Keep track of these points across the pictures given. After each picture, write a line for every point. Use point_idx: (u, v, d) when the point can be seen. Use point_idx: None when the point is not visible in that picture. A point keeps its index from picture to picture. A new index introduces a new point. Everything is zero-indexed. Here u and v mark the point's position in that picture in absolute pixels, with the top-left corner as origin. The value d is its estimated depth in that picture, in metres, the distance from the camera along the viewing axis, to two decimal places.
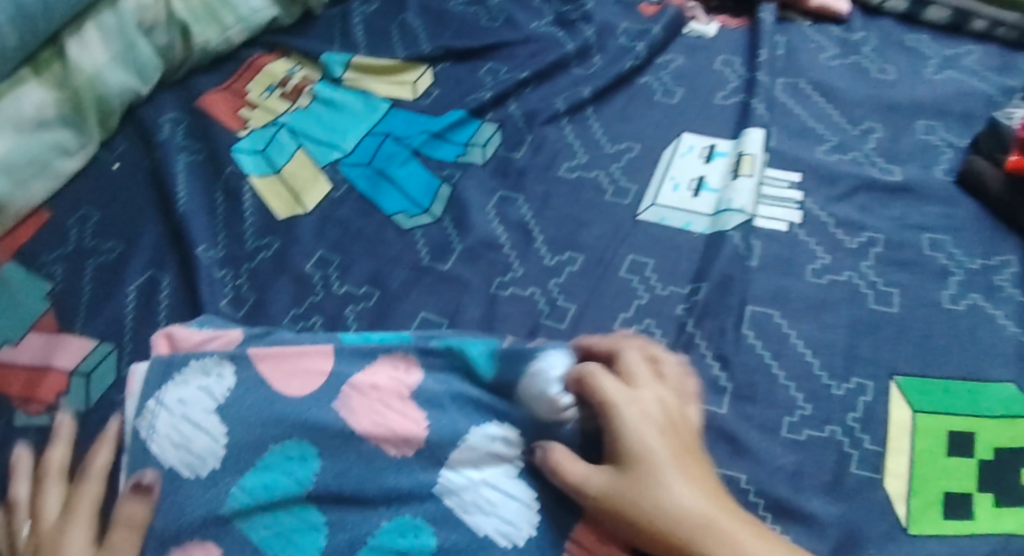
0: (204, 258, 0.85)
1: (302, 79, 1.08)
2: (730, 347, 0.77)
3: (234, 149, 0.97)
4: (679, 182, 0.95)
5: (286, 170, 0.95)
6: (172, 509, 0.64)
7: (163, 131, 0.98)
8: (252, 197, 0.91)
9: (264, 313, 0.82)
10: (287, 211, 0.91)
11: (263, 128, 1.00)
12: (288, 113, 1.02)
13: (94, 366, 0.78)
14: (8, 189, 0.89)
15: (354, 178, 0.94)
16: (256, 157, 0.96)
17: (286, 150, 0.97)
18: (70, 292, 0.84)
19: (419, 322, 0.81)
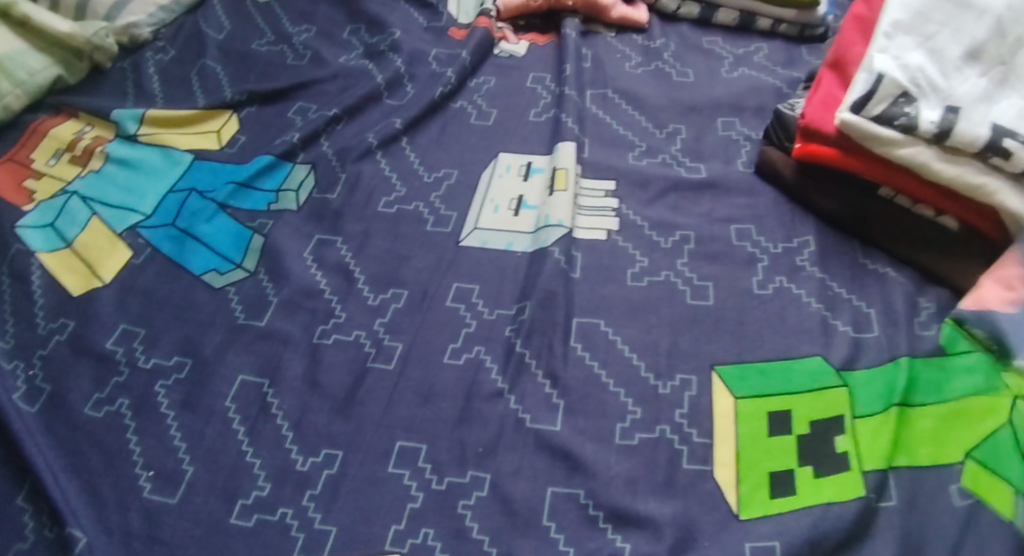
0: None
1: (92, 140, 1.01)
2: (558, 362, 0.77)
3: (19, 226, 0.89)
4: (498, 203, 0.94)
5: (80, 241, 0.89)
6: None
7: None
8: (41, 275, 0.85)
9: (63, 404, 0.76)
10: (81, 285, 0.85)
11: (51, 199, 0.93)
12: (79, 179, 0.96)
13: None
14: None
15: (157, 241, 0.89)
16: (44, 231, 0.90)
17: (77, 220, 0.90)
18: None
19: (239, 386, 0.77)
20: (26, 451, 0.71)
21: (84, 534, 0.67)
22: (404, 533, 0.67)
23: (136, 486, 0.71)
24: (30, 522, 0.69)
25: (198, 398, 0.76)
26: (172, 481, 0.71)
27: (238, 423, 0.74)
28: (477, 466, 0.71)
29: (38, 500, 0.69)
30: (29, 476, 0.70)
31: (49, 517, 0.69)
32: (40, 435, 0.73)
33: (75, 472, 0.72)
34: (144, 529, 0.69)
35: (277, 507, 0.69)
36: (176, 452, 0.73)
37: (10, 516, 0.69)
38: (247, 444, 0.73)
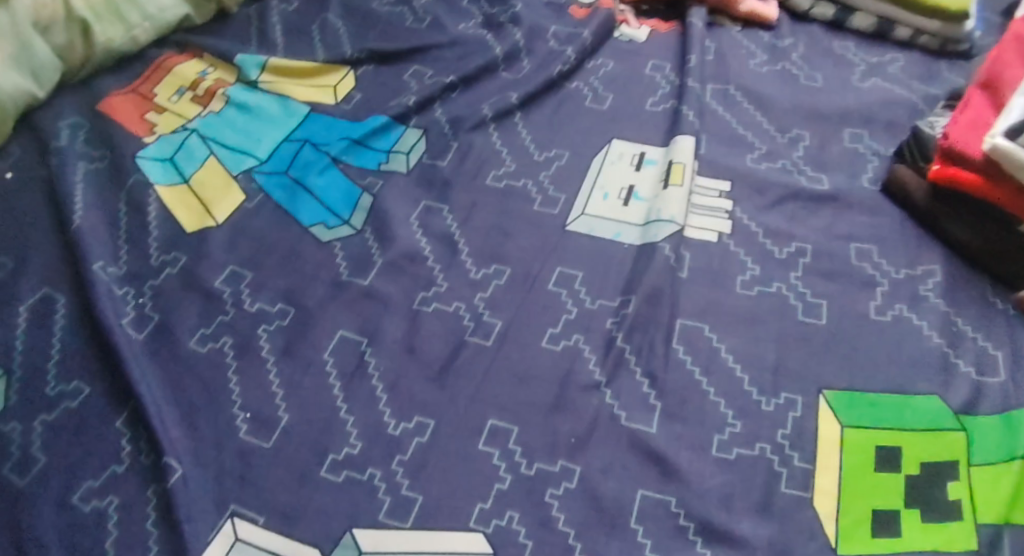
0: (103, 276, 0.79)
1: (215, 81, 1.02)
2: (658, 363, 0.75)
3: (138, 156, 0.91)
4: (608, 191, 0.92)
5: (196, 180, 0.90)
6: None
7: (62, 138, 0.91)
8: (157, 208, 0.87)
9: (169, 336, 0.77)
10: (194, 223, 0.86)
11: (171, 135, 0.94)
12: (200, 118, 0.97)
13: None
14: None
15: (270, 188, 0.89)
16: (162, 165, 0.91)
17: (195, 159, 0.92)
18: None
19: (337, 341, 0.77)
20: (132, 378, 0.72)
21: (181, 466, 0.68)
22: (490, 513, 0.67)
23: (232, 426, 0.72)
24: (129, 447, 0.70)
25: (297, 348, 0.77)
26: (268, 427, 0.72)
27: (335, 378, 0.75)
28: (568, 457, 0.70)
29: (137, 427, 0.71)
30: (130, 402, 0.72)
31: (147, 445, 0.70)
32: (146, 363, 0.74)
33: (176, 404, 0.73)
34: (237, 469, 0.69)
35: (367, 468, 0.69)
36: (273, 398, 0.73)
37: (109, 438, 0.71)
38: (342, 400, 0.73)
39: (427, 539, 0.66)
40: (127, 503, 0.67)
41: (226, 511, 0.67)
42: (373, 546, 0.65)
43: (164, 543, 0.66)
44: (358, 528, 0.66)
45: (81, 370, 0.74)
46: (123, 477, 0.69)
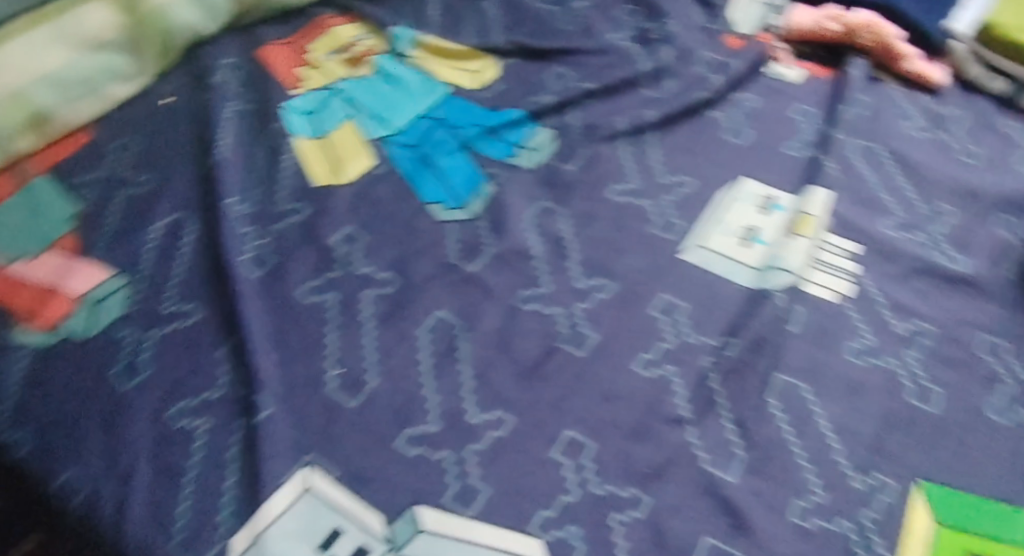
0: (233, 211, 0.83)
1: (367, 48, 1.04)
2: (748, 414, 0.74)
3: (282, 104, 0.95)
4: (728, 228, 0.90)
5: (332, 139, 0.93)
6: (159, 485, 0.67)
7: (220, 75, 0.96)
8: (291, 158, 0.90)
9: (280, 280, 0.80)
10: (322, 179, 0.89)
11: (317, 91, 0.98)
12: (346, 80, 1.00)
13: (104, 296, 0.77)
14: (58, 102, 0.89)
15: (398, 159, 0.91)
16: (302, 118, 0.94)
17: (335, 118, 0.95)
18: (94, 218, 0.83)
19: (434, 321, 0.78)
20: (239, 313, 0.75)
21: (268, 406, 0.70)
22: (553, 523, 0.66)
23: (322, 380, 0.74)
24: (223, 376, 0.73)
25: (396, 319, 0.78)
26: (353, 388, 0.73)
27: (425, 355, 0.76)
28: (640, 486, 0.69)
29: (234, 360, 0.74)
30: (235, 335, 0.75)
31: (241, 379, 0.73)
32: (254, 300, 0.77)
33: (274, 345, 0.75)
34: (317, 421, 0.71)
35: (440, 449, 0.70)
36: (364, 361, 0.75)
37: (208, 364, 0.74)
38: (428, 379, 0.74)
39: (488, 533, 0.66)
40: (213, 429, 0.70)
41: (304, 458, 0.69)
42: (437, 527, 0.65)
43: (238, 475, 0.68)
44: (422, 505, 0.67)
45: (196, 295, 0.78)
46: (215, 404, 0.71)
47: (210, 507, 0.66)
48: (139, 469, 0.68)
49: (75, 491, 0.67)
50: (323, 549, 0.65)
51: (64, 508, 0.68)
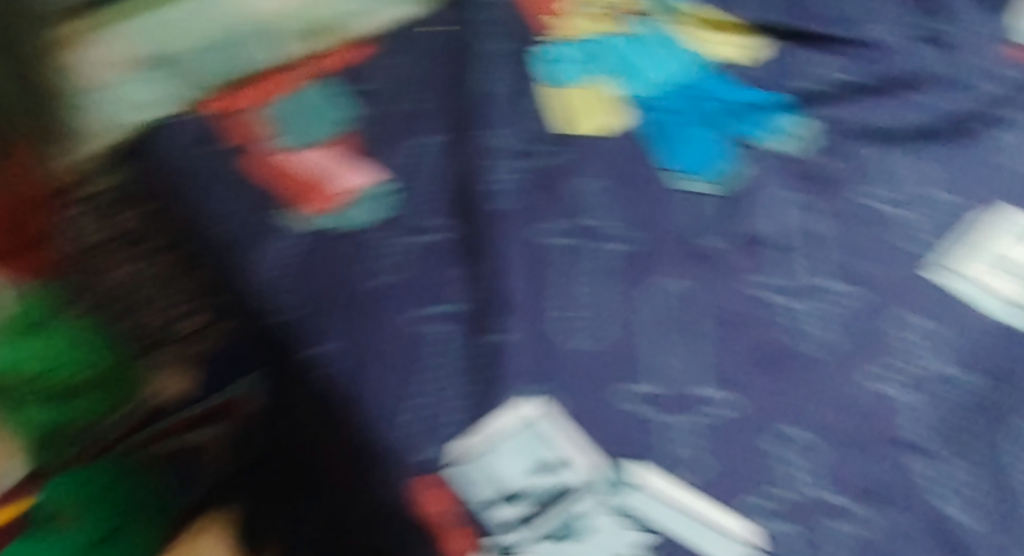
0: (493, 145, 0.90)
1: (624, 6, 1.10)
2: (988, 458, 0.70)
3: (533, 49, 1.03)
4: (984, 255, 0.81)
5: (575, 92, 0.97)
6: (398, 382, 0.74)
7: (482, 18, 1.05)
8: (531, 102, 0.95)
9: (526, 218, 0.84)
10: (556, 125, 0.93)
11: (569, 45, 1.04)
12: (608, 42, 1.04)
13: (378, 198, 0.87)
14: (343, 15, 1.09)
15: (639, 122, 0.93)
16: (549, 66, 1.01)
17: (580, 74, 1.00)
18: (363, 125, 0.95)
19: (666, 288, 0.78)
20: (487, 243, 0.80)
21: (505, 334, 0.75)
22: (773, 513, 0.68)
23: (562, 319, 0.76)
24: (460, 292, 0.78)
25: (631, 277, 0.79)
26: (577, 332, 0.75)
27: (652, 318, 0.76)
28: (862, 501, 0.68)
29: (476, 281, 0.78)
30: (479, 260, 0.80)
31: (481, 300, 0.77)
32: (502, 231, 0.82)
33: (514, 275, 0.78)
34: (543, 356, 0.74)
35: (663, 413, 0.71)
36: (590, 309, 0.76)
37: (450, 278, 0.79)
38: (652, 343, 0.74)
39: (693, 503, 0.69)
40: (445, 338, 0.76)
41: (542, 391, 0.72)
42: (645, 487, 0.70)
43: (470, 389, 0.73)
44: (646, 464, 0.70)
45: (445, 213, 0.84)
46: (456, 315, 0.76)
47: (444, 413, 0.73)
48: (377, 361, 0.75)
49: (322, 363, 0.78)
50: (552, 474, 0.71)
51: (313, 373, 0.79)
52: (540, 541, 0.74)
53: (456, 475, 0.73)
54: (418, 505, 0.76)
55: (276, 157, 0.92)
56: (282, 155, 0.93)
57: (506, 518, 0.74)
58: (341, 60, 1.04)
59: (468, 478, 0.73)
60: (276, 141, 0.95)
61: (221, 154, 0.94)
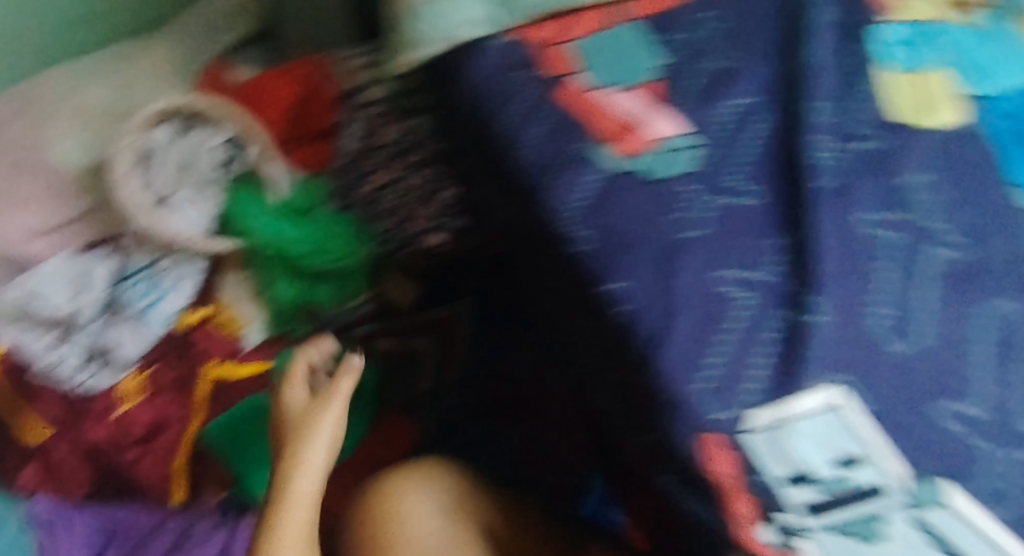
0: (823, 117, 0.80)
1: None
2: None
3: (869, 25, 0.88)
4: None
5: (923, 83, 0.84)
6: (691, 344, 0.70)
7: None
8: (875, 87, 0.83)
9: (850, 198, 0.76)
10: (907, 119, 0.82)
11: (913, 26, 0.89)
12: (949, 25, 0.90)
13: (678, 148, 0.79)
14: None
15: (994, 129, 0.81)
16: (892, 50, 0.87)
17: (928, 62, 0.86)
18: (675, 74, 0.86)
19: (996, 307, 0.72)
20: (812, 222, 0.73)
21: (819, 323, 0.69)
22: None
23: (874, 310, 0.71)
24: (773, 265, 0.73)
25: (959, 287, 0.73)
26: (897, 334, 0.70)
27: (977, 334, 0.71)
28: None
29: (793, 257, 0.73)
30: (796, 235, 0.74)
31: (798, 281, 0.72)
32: (826, 210, 0.74)
33: (833, 264, 0.72)
34: (855, 351, 0.69)
35: (975, 435, 0.68)
36: (914, 312, 0.71)
37: (761, 250, 0.74)
38: (974, 360, 0.70)
39: (992, 528, 0.67)
40: (754, 309, 0.71)
41: (845, 378, 0.68)
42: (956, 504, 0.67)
43: (773, 369, 0.69)
44: (952, 484, 0.67)
45: (762, 182, 0.78)
46: (762, 285, 0.72)
47: (739, 386, 0.69)
48: (681, 315, 0.71)
49: (623, 317, 0.72)
50: (841, 467, 0.67)
51: (604, 313, 0.74)
52: (826, 534, 0.69)
53: (755, 445, 0.68)
54: (700, 470, 0.70)
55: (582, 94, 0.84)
56: (588, 92, 0.85)
57: (800, 502, 0.69)
58: (653, 6, 0.92)
59: (770, 451, 0.67)
60: (577, 76, 0.87)
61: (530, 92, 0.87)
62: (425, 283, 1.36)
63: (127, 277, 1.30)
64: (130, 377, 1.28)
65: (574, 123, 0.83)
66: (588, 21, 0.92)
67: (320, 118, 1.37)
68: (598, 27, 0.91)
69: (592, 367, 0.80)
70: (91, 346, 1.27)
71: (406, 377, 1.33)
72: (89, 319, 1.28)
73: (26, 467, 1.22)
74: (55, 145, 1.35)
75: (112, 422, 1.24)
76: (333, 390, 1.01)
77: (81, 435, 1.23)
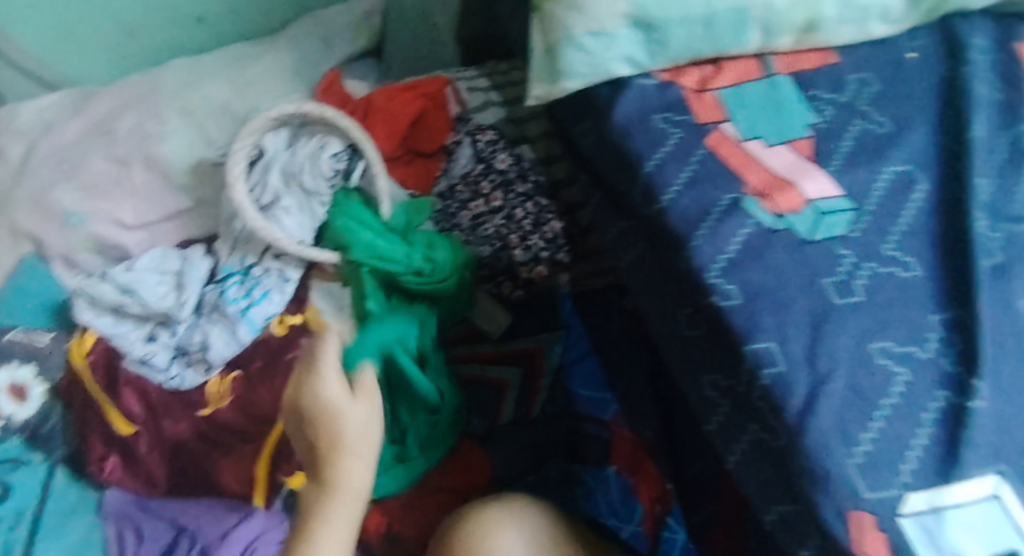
0: (982, 194, 0.77)
1: None
2: None
3: None
4: None
5: None
6: (845, 416, 0.67)
7: (976, 51, 0.88)
8: None
9: (1008, 281, 0.74)
10: None
11: None
12: None
13: (829, 211, 0.76)
14: (834, 18, 0.87)
15: None
16: None
17: None
18: (831, 132, 0.83)
19: None
20: (980, 301, 0.71)
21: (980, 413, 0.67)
22: None
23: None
24: (937, 342, 0.70)
25: None
26: None
27: None
28: None
29: (955, 336, 0.70)
30: (960, 309, 0.71)
31: (961, 361, 0.69)
32: (989, 291, 0.72)
33: (995, 352, 0.70)
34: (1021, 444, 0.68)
35: None
36: None
37: (923, 324, 0.71)
38: None
39: None
40: (911, 387, 0.68)
41: (995, 466, 0.67)
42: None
43: (930, 451, 0.67)
44: None
45: (919, 252, 0.74)
46: (919, 362, 0.69)
47: (895, 464, 0.66)
48: (832, 387, 0.68)
49: (773, 379, 0.69)
50: None
51: (752, 374, 0.70)
52: None
53: (913, 530, 0.65)
54: (849, 550, 0.65)
55: (729, 146, 0.82)
56: (740, 144, 0.82)
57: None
58: (796, 64, 0.89)
59: (926, 539, 0.65)
60: (727, 125, 0.84)
61: (679, 136, 0.83)
62: (517, 311, 1.25)
63: (224, 280, 1.23)
64: (215, 378, 1.18)
65: (727, 172, 0.79)
66: (738, 71, 0.88)
67: (430, 141, 1.31)
68: (741, 79, 0.87)
69: (729, 436, 0.77)
70: (180, 344, 1.20)
71: (487, 407, 1.21)
72: (186, 316, 1.20)
73: (107, 459, 1.14)
74: (164, 138, 1.26)
75: (196, 421, 1.16)
76: (368, 392, 1.04)
77: (165, 430, 1.16)
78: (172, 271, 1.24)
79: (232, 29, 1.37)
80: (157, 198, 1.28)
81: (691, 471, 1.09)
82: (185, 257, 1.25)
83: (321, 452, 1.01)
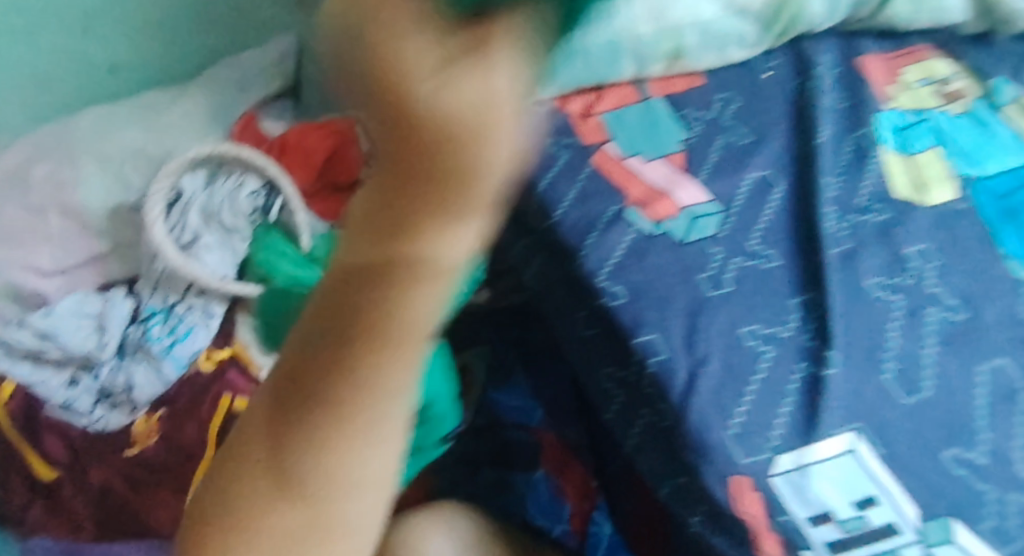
0: (829, 191, 0.89)
1: (962, 88, 1.02)
2: None
3: (872, 111, 0.97)
4: None
5: (920, 160, 0.93)
6: (721, 392, 0.77)
7: (823, 67, 1.00)
8: (879, 164, 0.92)
9: (855, 264, 0.84)
10: (906, 196, 0.90)
11: (907, 112, 0.98)
12: (936, 111, 0.99)
13: (702, 215, 0.87)
14: (696, 46, 0.99)
15: (980, 205, 0.90)
16: (889, 133, 0.96)
17: (924, 143, 0.95)
18: (700, 145, 0.93)
19: (996, 366, 0.79)
20: (830, 284, 0.82)
21: (834, 382, 0.77)
22: None
23: (880, 363, 0.79)
24: (796, 321, 0.81)
25: (960, 343, 0.81)
26: (912, 386, 0.78)
27: (980, 390, 0.78)
28: None
29: (811, 315, 0.81)
30: (814, 291, 0.83)
31: (816, 337, 0.80)
32: (838, 275, 0.83)
33: (844, 326, 0.80)
34: (874, 404, 0.77)
35: (986, 481, 0.74)
36: (924, 366, 0.79)
37: (783, 307, 0.82)
38: (981, 415, 0.77)
39: None
40: (776, 362, 0.79)
41: (853, 424, 0.76)
42: (958, 538, 0.72)
43: (795, 416, 0.77)
44: (963, 527, 0.73)
45: (777, 246, 0.86)
46: (782, 340, 0.80)
47: (767, 429, 0.76)
48: (708, 368, 0.78)
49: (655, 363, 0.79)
50: (860, 508, 0.73)
51: (641, 365, 0.80)
52: None
53: (782, 486, 0.74)
54: (729, 510, 0.75)
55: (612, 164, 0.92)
56: (622, 161, 0.92)
57: (821, 540, 0.74)
58: (669, 87, 1.00)
59: (793, 491, 0.74)
60: (611, 145, 0.94)
61: (568, 155, 0.92)
62: None
63: (147, 319, 1.26)
64: (141, 421, 1.21)
65: (609, 187, 0.90)
66: (618, 96, 0.98)
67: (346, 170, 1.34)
68: (620, 103, 0.98)
69: (627, 421, 0.86)
70: (103, 387, 1.22)
71: None
72: (108, 358, 1.23)
73: (36, 505, 1.19)
74: (81, 184, 1.31)
75: (124, 463, 1.19)
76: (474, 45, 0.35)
77: (92, 473, 1.19)
78: (93, 314, 1.28)
79: (143, 75, 1.41)
80: (76, 243, 1.32)
81: (610, 467, 1.18)
82: (106, 298, 1.30)
83: (410, 201, 0.39)
